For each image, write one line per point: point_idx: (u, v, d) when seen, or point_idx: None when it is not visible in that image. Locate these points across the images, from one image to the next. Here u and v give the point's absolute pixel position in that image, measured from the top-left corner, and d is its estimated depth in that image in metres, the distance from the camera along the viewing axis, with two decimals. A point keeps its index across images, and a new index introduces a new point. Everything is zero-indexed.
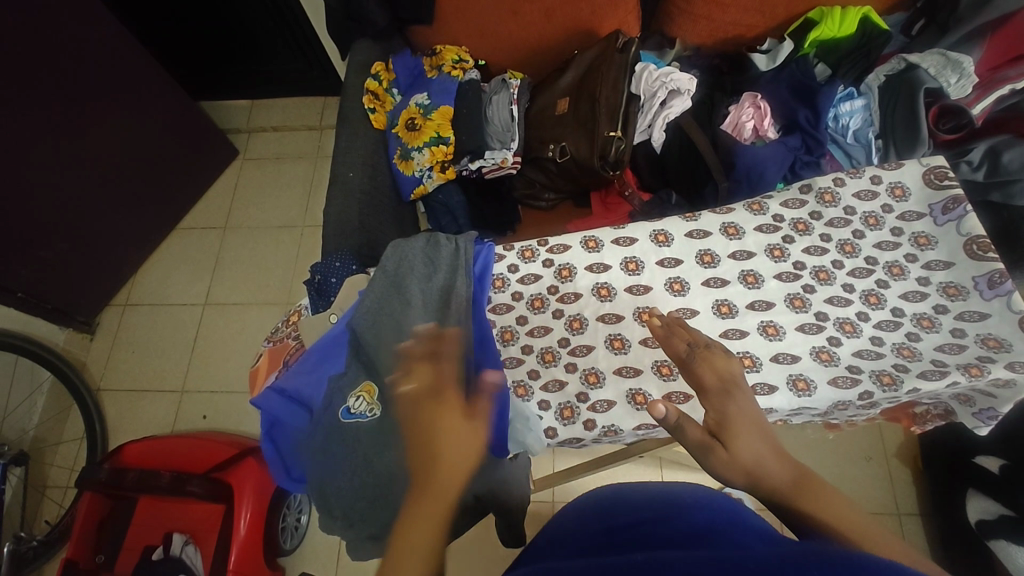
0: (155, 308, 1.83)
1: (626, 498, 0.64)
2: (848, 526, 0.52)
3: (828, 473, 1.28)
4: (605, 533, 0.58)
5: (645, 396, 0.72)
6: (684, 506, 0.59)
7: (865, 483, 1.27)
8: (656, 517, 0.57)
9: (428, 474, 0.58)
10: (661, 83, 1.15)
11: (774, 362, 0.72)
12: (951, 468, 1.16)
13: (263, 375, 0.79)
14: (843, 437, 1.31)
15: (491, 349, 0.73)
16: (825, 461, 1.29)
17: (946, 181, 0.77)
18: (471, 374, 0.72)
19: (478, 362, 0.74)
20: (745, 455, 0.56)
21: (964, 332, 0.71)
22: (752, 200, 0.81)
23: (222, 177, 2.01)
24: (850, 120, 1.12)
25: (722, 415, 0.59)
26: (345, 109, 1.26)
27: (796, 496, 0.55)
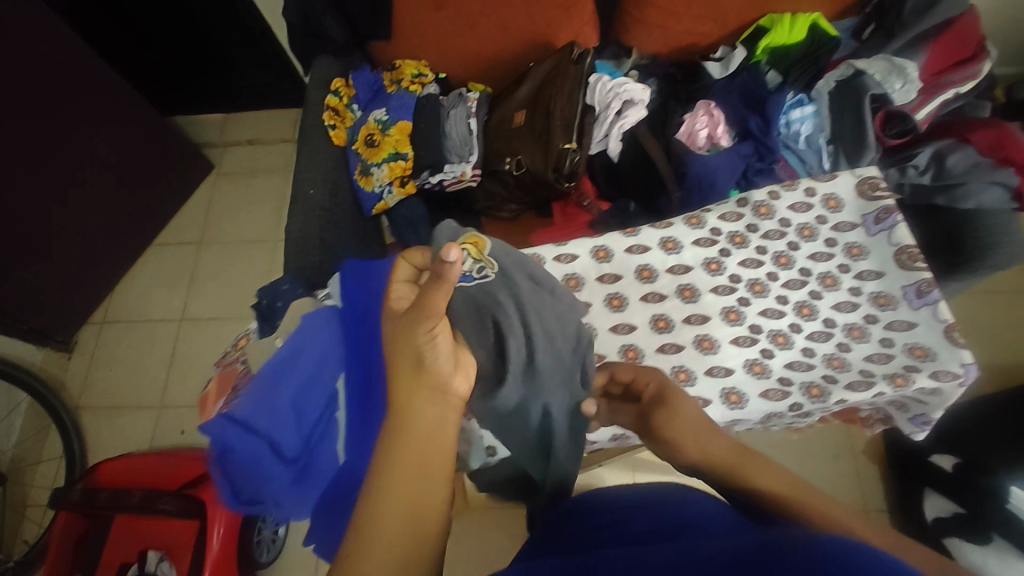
0: (132, 324, 1.84)
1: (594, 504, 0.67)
2: (775, 488, 0.57)
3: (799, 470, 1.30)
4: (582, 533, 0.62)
5: None
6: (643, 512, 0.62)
7: (832, 483, 1.28)
8: (618, 520, 0.61)
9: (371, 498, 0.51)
10: (615, 94, 1.17)
11: (711, 373, 0.73)
12: (912, 467, 1.18)
13: (212, 400, 0.80)
14: (807, 437, 1.33)
15: None
16: (795, 459, 1.31)
17: (878, 192, 0.79)
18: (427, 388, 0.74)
19: None
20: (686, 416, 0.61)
21: (893, 341, 0.72)
22: (690, 214, 0.82)
23: (197, 192, 2.02)
24: (801, 126, 1.13)
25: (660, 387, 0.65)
26: (306, 125, 1.26)
27: (733, 463, 0.59)
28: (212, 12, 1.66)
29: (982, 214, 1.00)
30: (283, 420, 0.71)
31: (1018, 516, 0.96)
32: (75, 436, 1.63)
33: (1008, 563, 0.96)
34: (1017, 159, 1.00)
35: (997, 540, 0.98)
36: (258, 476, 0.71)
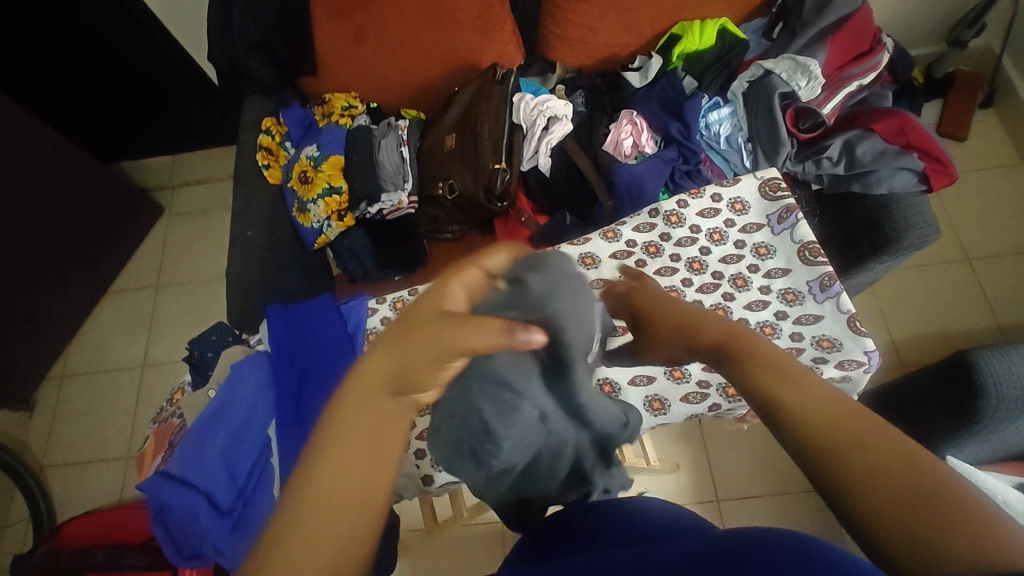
0: (92, 376, 1.80)
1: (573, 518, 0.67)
2: (775, 371, 0.48)
3: (763, 467, 1.42)
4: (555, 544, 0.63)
5: None
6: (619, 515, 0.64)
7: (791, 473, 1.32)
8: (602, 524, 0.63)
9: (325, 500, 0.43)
10: (538, 111, 1.19)
11: (682, 402, 0.76)
12: None
13: (150, 459, 0.81)
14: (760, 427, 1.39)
15: None
16: (753, 457, 1.43)
17: (778, 192, 0.83)
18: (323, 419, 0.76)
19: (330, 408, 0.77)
20: (663, 325, 0.58)
21: (802, 334, 0.75)
22: (606, 229, 0.85)
23: (149, 237, 1.99)
24: (720, 127, 1.16)
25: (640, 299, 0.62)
26: (240, 166, 1.26)
27: (739, 348, 0.51)
28: (147, 56, 1.66)
29: (895, 198, 1.04)
30: (215, 472, 0.73)
31: None
32: (39, 498, 1.60)
33: None
34: (918, 145, 1.05)
35: None
36: (195, 531, 0.72)
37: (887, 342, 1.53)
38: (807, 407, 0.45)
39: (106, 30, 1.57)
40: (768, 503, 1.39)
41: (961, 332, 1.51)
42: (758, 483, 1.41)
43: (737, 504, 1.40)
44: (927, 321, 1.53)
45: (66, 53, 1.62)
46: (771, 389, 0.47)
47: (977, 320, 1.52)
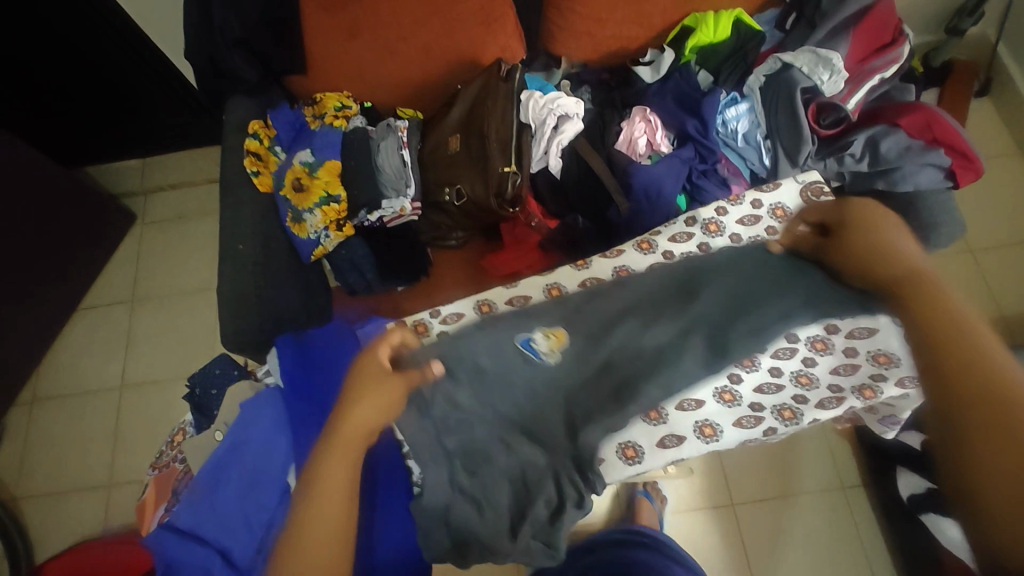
0: (65, 399, 1.69)
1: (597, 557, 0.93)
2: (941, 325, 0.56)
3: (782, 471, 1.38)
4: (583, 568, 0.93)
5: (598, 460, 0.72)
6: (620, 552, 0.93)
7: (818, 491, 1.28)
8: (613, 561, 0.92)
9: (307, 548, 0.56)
10: (548, 110, 1.14)
11: (735, 425, 0.71)
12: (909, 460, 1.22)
13: (151, 509, 0.73)
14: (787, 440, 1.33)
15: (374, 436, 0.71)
16: (771, 464, 1.39)
17: (822, 198, 0.79)
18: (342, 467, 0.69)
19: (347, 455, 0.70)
20: (851, 244, 0.66)
21: (856, 350, 0.72)
22: (640, 239, 0.82)
23: (121, 247, 1.86)
24: (737, 124, 1.12)
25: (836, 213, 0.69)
26: (227, 174, 1.17)
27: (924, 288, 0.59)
28: (113, 54, 1.54)
29: (921, 196, 1.01)
30: (227, 523, 0.66)
31: None
32: (15, 533, 1.50)
33: None
34: (944, 141, 1.02)
35: None
36: None
37: None
38: (970, 366, 0.53)
39: (65, 25, 1.44)
40: (784, 505, 1.35)
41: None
42: (776, 486, 1.37)
43: (755, 508, 1.36)
44: None
45: (21, 50, 1.48)
46: (955, 340, 0.54)
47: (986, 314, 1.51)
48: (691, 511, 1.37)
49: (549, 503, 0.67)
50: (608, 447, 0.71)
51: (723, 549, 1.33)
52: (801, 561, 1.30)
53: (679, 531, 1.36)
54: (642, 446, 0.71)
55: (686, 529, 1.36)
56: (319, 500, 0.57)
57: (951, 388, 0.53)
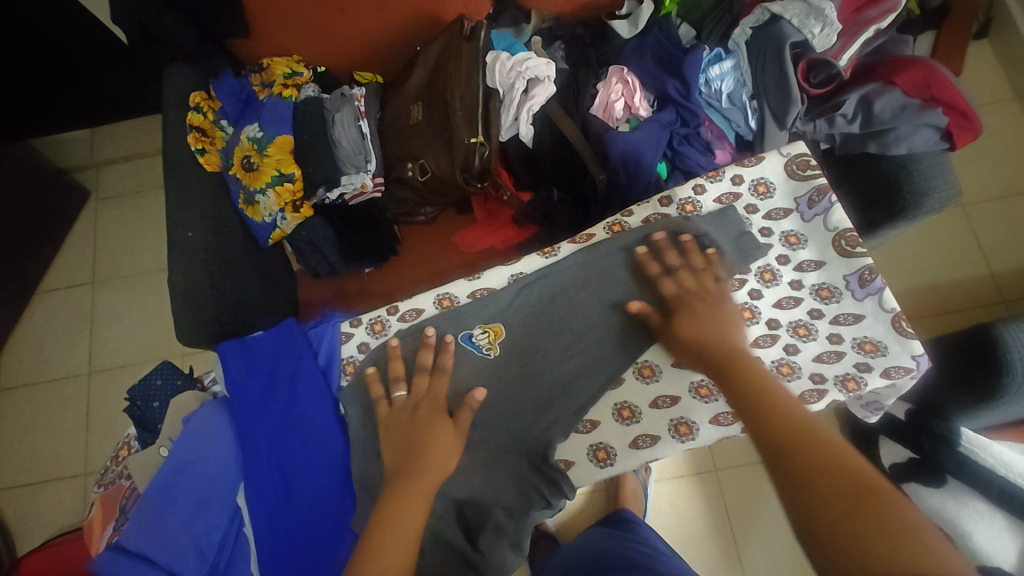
0: (33, 388, 1.63)
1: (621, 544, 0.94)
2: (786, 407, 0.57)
3: None
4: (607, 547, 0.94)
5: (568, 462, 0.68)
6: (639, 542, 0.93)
7: None
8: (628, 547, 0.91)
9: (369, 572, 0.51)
10: (517, 74, 1.04)
11: (713, 425, 0.66)
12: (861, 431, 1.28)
13: (98, 529, 0.69)
14: None
15: (328, 443, 0.66)
16: None
17: (808, 170, 0.72)
18: (298, 477, 0.65)
19: (304, 465, 0.66)
20: (699, 320, 0.64)
21: (841, 337, 0.67)
22: (611, 221, 0.75)
23: (77, 226, 1.76)
24: (722, 84, 1.03)
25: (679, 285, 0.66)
26: (170, 153, 1.07)
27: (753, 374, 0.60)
28: (43, 19, 1.40)
29: (915, 159, 0.94)
30: (179, 549, 0.62)
31: (971, 459, 0.97)
32: None
33: (962, 502, 0.98)
34: (942, 99, 0.95)
35: (952, 482, 0.99)
36: None
37: (906, 289, 1.46)
38: (769, 416, 0.57)
39: None
40: None
41: (969, 281, 1.44)
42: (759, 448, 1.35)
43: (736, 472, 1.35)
44: (943, 266, 1.46)
45: None
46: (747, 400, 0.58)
47: (1003, 264, 1.44)
48: (677, 478, 1.36)
49: (511, 508, 0.65)
50: (579, 448, 0.68)
51: (707, 515, 1.32)
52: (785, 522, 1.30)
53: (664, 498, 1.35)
54: (615, 447, 0.67)
55: (670, 497, 1.35)
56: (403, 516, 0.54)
57: (757, 430, 0.57)
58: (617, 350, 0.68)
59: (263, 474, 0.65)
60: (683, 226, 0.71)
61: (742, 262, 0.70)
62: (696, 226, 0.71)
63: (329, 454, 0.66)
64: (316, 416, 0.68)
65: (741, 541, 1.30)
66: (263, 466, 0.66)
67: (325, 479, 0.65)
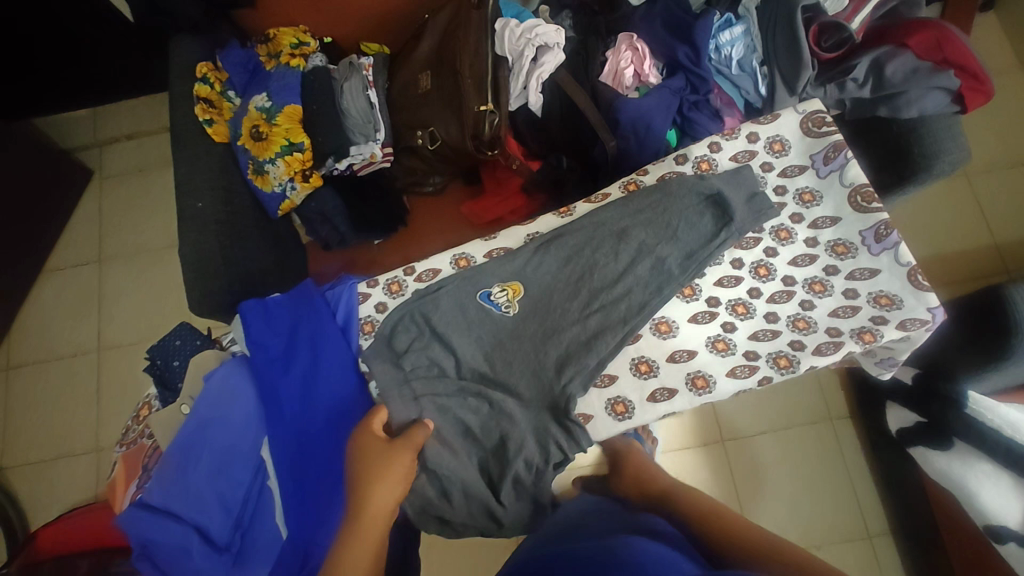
0: (42, 366, 1.63)
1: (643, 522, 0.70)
2: None
3: (781, 407, 1.37)
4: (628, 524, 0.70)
5: (588, 418, 0.68)
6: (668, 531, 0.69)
7: (803, 445, 1.34)
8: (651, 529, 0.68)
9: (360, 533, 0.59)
10: (526, 40, 1.03)
11: (728, 376, 0.67)
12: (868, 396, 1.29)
13: (121, 487, 0.70)
14: (790, 402, 1.36)
15: (347, 400, 0.68)
16: (762, 403, 1.37)
17: (824, 127, 0.73)
18: (318, 433, 0.66)
19: (324, 422, 0.67)
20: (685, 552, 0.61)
21: (857, 291, 0.68)
22: (626, 181, 0.76)
23: (81, 206, 1.76)
24: (732, 50, 1.03)
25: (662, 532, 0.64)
26: (177, 124, 1.06)
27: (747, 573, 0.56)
28: None
29: (926, 121, 0.94)
30: (203, 503, 0.63)
31: (978, 421, 0.97)
32: (6, 503, 1.49)
33: (968, 464, 0.98)
34: (954, 61, 0.95)
35: (959, 445, 0.99)
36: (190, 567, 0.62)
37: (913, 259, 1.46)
38: None
39: None
40: (776, 440, 1.35)
41: (976, 251, 1.45)
42: (762, 419, 1.36)
43: (742, 443, 1.36)
44: (951, 236, 1.47)
45: None
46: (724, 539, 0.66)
47: (1010, 234, 1.45)
48: (684, 449, 1.36)
49: (530, 461, 0.66)
50: (596, 402, 0.68)
51: (713, 484, 1.33)
52: (790, 487, 1.32)
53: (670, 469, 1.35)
54: (633, 400, 0.68)
55: (676, 466, 1.35)
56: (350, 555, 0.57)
57: None
58: (635, 308, 0.67)
59: (283, 430, 0.66)
60: (702, 185, 0.71)
61: (760, 219, 0.70)
62: (714, 184, 0.71)
63: (348, 410, 0.67)
64: (335, 372, 0.68)
65: (747, 508, 1.31)
66: (283, 423, 0.66)
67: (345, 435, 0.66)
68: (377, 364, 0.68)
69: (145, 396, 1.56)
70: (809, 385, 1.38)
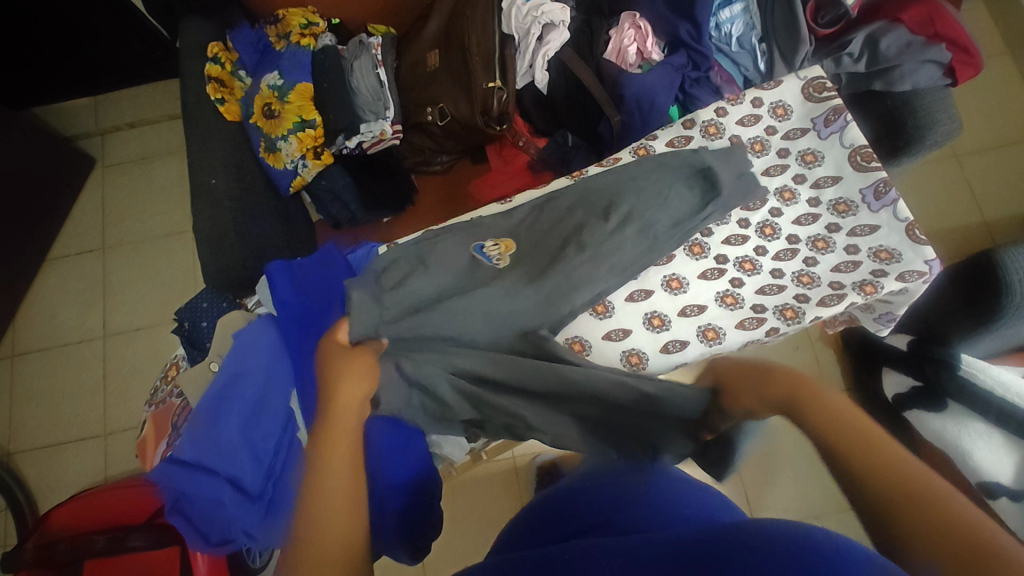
0: (47, 353, 1.64)
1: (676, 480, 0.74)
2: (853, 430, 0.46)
3: None
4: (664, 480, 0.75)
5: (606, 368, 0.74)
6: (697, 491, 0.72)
7: None
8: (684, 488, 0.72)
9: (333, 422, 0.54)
10: (532, 19, 1.06)
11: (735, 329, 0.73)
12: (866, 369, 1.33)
13: (152, 445, 0.73)
14: None
15: None
16: None
17: (824, 92, 0.79)
18: None
19: None
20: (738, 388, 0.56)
21: (857, 247, 0.73)
22: (637, 146, 0.81)
23: (83, 194, 1.76)
24: (732, 27, 1.06)
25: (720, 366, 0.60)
26: (189, 102, 1.08)
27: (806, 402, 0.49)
28: None
29: (919, 95, 0.98)
30: (235, 454, 0.65)
31: (969, 381, 1.00)
32: (14, 486, 1.49)
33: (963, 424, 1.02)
34: (945, 35, 0.98)
35: (952, 405, 1.03)
36: (222, 517, 0.64)
37: None
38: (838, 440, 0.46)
39: None
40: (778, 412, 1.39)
41: (967, 228, 1.49)
42: None
43: None
44: (945, 213, 1.50)
45: None
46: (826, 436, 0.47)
47: (1000, 211, 1.49)
48: None
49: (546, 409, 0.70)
50: (614, 355, 0.74)
51: None
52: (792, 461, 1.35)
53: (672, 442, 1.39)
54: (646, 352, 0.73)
55: None
56: (327, 474, 0.50)
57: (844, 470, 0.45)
58: (636, 261, 0.73)
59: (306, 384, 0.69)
60: (693, 159, 0.76)
61: (746, 197, 0.74)
62: (706, 157, 0.75)
63: None
64: None
65: (748, 481, 1.34)
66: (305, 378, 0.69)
67: None
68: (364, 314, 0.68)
69: (152, 381, 1.57)
70: (806, 360, 1.42)
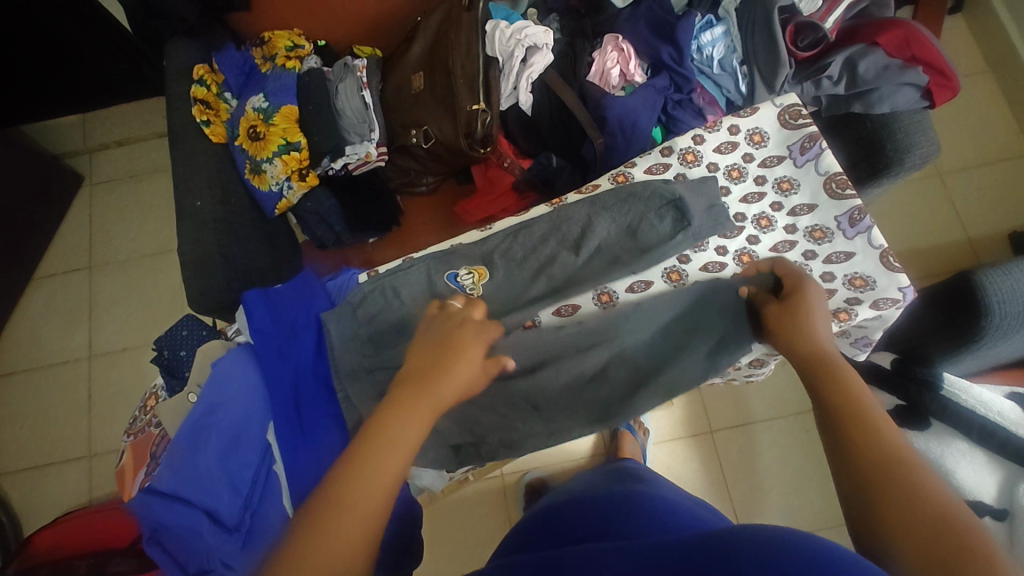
0: (32, 373, 1.63)
1: (675, 494, 0.76)
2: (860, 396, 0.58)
3: (769, 397, 1.41)
4: (670, 490, 0.77)
5: None
6: (694, 502, 0.74)
7: (788, 433, 1.38)
8: (686, 498, 0.74)
9: (388, 429, 0.55)
10: (516, 41, 1.06)
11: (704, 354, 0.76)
12: None
13: (130, 475, 0.73)
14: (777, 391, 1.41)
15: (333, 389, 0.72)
16: (746, 394, 1.41)
17: (800, 119, 0.79)
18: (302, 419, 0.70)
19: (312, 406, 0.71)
20: (784, 319, 0.67)
21: (833, 275, 0.74)
22: (616, 173, 0.81)
23: (71, 211, 1.76)
24: (713, 50, 1.08)
25: (792, 283, 0.69)
26: (174, 125, 1.08)
27: (833, 362, 0.62)
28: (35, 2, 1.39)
29: (897, 117, 0.99)
30: (214, 485, 0.64)
31: (953, 402, 1.01)
32: None
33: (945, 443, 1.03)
34: (922, 59, 1.00)
35: (935, 424, 1.04)
36: (199, 550, 0.64)
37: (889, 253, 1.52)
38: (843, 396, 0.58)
39: None
40: (766, 429, 1.39)
41: (949, 245, 1.50)
42: (746, 407, 1.40)
43: (729, 434, 1.39)
44: (928, 230, 1.52)
45: None
46: (840, 401, 0.58)
47: (982, 227, 1.51)
48: (674, 440, 1.40)
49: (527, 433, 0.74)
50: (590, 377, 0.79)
51: (702, 475, 1.37)
52: (780, 479, 1.35)
53: (660, 460, 1.39)
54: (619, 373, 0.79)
55: (668, 458, 1.38)
56: (379, 465, 0.53)
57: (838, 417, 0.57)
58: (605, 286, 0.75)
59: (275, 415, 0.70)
60: (666, 189, 0.76)
61: (716, 228, 0.75)
62: (677, 190, 0.75)
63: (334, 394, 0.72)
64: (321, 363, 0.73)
65: (737, 500, 1.34)
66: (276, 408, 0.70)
67: (332, 419, 0.71)
68: (344, 353, 0.71)
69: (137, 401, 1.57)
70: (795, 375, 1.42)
